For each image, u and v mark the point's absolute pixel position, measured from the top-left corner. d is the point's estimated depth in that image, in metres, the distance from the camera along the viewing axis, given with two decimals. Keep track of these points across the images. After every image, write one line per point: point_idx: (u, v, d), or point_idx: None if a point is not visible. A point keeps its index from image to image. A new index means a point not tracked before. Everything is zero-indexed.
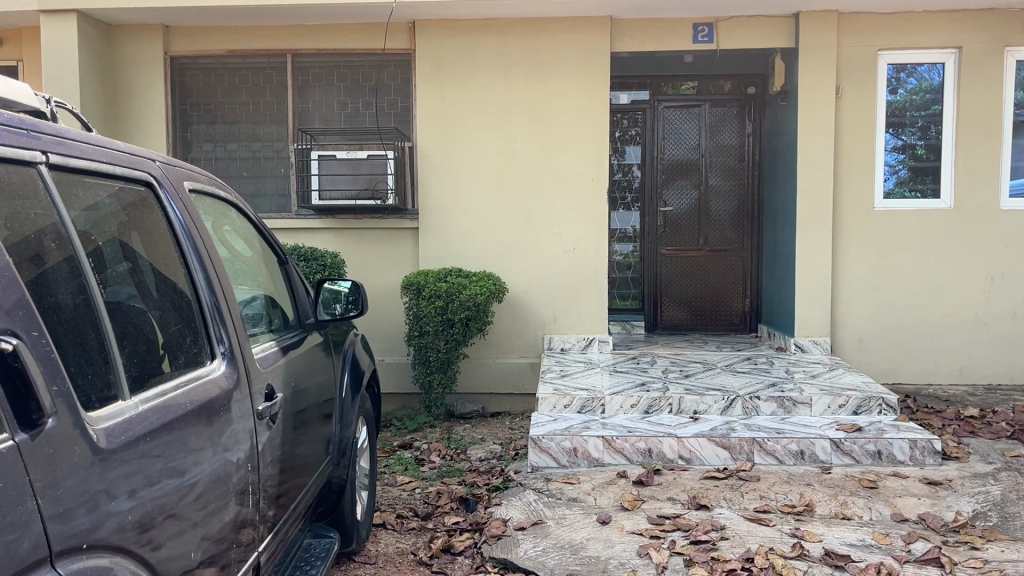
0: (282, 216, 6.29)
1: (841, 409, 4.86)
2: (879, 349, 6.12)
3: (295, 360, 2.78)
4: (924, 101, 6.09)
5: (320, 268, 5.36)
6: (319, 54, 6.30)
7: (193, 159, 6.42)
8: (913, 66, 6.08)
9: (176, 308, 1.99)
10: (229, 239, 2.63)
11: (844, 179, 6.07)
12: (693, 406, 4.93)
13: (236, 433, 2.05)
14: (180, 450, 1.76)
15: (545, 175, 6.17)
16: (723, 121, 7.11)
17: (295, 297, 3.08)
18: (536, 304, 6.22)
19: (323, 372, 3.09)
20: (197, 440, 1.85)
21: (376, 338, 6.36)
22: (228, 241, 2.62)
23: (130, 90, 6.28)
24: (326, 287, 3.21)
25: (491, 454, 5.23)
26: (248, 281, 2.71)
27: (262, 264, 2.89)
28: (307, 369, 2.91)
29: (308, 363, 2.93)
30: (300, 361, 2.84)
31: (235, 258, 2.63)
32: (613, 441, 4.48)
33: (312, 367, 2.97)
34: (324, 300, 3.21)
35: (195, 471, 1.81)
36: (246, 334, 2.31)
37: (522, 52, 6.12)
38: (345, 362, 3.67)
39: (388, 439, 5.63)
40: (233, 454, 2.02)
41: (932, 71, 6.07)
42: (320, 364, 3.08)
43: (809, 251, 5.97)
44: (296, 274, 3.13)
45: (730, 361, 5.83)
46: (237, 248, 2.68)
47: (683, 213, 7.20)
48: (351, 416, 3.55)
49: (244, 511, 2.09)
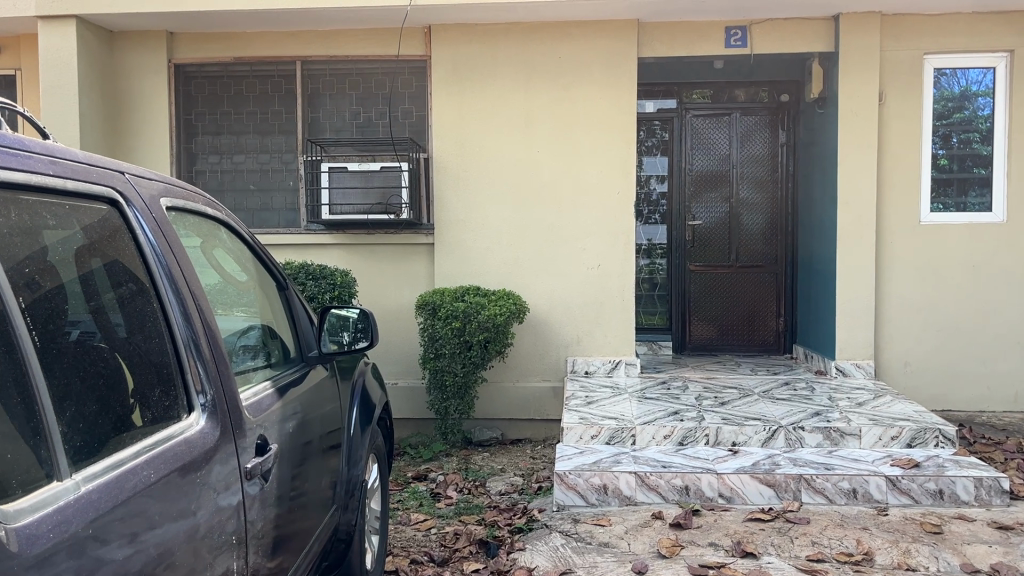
0: (291, 231, 5.98)
1: (893, 441, 4.46)
2: (927, 372, 5.72)
3: (296, 402, 2.43)
4: (945, 110, 5.71)
5: (331, 288, 5.00)
6: (331, 60, 5.99)
7: (197, 171, 6.12)
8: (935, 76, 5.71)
9: (145, 355, 1.62)
10: (219, 263, 2.26)
11: (888, 191, 5.69)
12: (731, 437, 4.55)
13: (228, 478, 1.75)
14: (171, 496, 1.52)
15: (568, 189, 5.82)
16: (754, 130, 6.75)
17: (296, 327, 2.72)
18: (558, 325, 5.85)
19: (329, 411, 2.74)
20: (179, 497, 1.55)
21: (389, 361, 6.01)
22: (218, 265, 2.26)
23: (133, 98, 5.99)
24: (333, 312, 2.89)
25: (512, 488, 4.86)
26: (241, 309, 2.36)
27: (257, 289, 2.53)
28: (312, 409, 2.55)
29: (312, 402, 2.57)
30: (302, 401, 2.49)
31: (226, 283, 2.28)
32: (647, 478, 4.12)
33: (318, 405, 2.62)
34: (330, 328, 2.87)
35: (196, 514, 1.59)
36: (232, 376, 1.93)
37: (545, 58, 5.79)
38: (353, 397, 3.32)
39: (402, 470, 5.28)
40: (226, 499, 1.72)
41: (947, 82, 5.70)
42: (327, 402, 2.72)
43: (851, 267, 5.59)
44: (297, 300, 2.78)
45: (768, 386, 5.44)
46: (228, 274, 2.33)
47: (713, 227, 6.84)
48: (361, 454, 3.20)
49: (239, 567, 1.79)
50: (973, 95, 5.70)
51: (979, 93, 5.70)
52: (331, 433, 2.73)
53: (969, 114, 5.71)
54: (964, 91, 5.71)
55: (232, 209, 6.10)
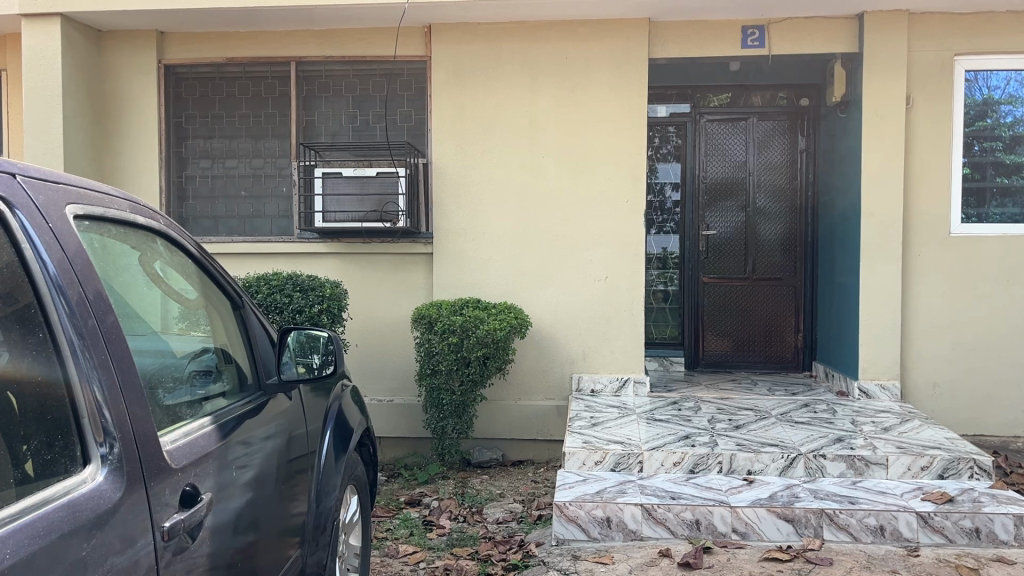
0: (284, 239, 5.70)
1: (923, 472, 4.12)
2: (956, 394, 5.35)
3: (248, 437, 2.12)
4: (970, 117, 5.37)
5: (319, 300, 4.71)
6: (327, 61, 5.72)
7: (187, 176, 5.86)
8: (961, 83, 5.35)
9: (11, 405, 1.32)
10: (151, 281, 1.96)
11: (914, 200, 5.34)
12: (746, 464, 4.22)
13: (132, 532, 1.44)
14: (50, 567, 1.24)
15: (574, 196, 5.51)
16: (772, 136, 6.42)
17: (252, 348, 2.43)
18: (563, 341, 5.54)
19: (294, 443, 2.44)
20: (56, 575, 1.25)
21: (384, 377, 5.71)
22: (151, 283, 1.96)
23: (120, 100, 5.73)
24: (302, 332, 2.60)
25: (511, 516, 4.56)
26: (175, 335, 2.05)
27: (200, 311, 2.22)
28: (269, 443, 2.25)
29: (269, 435, 2.26)
30: (257, 436, 2.18)
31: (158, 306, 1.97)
32: (654, 511, 3.79)
33: (278, 438, 2.31)
34: (296, 349, 2.58)
35: (104, 569, 1.35)
36: (152, 419, 1.61)
37: (551, 58, 5.49)
38: (326, 423, 3.01)
39: (395, 494, 4.98)
40: (129, 558, 1.42)
41: (968, 88, 5.34)
42: (290, 434, 2.42)
43: (874, 281, 5.25)
44: (253, 318, 2.48)
45: (786, 408, 5.09)
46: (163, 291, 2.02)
47: (728, 237, 6.51)
48: (333, 483, 2.89)
49: None
50: (997, 102, 5.37)
51: (1002, 100, 5.36)
52: (296, 468, 2.43)
53: (991, 122, 5.37)
54: (984, 98, 5.36)
55: (224, 215, 5.84)
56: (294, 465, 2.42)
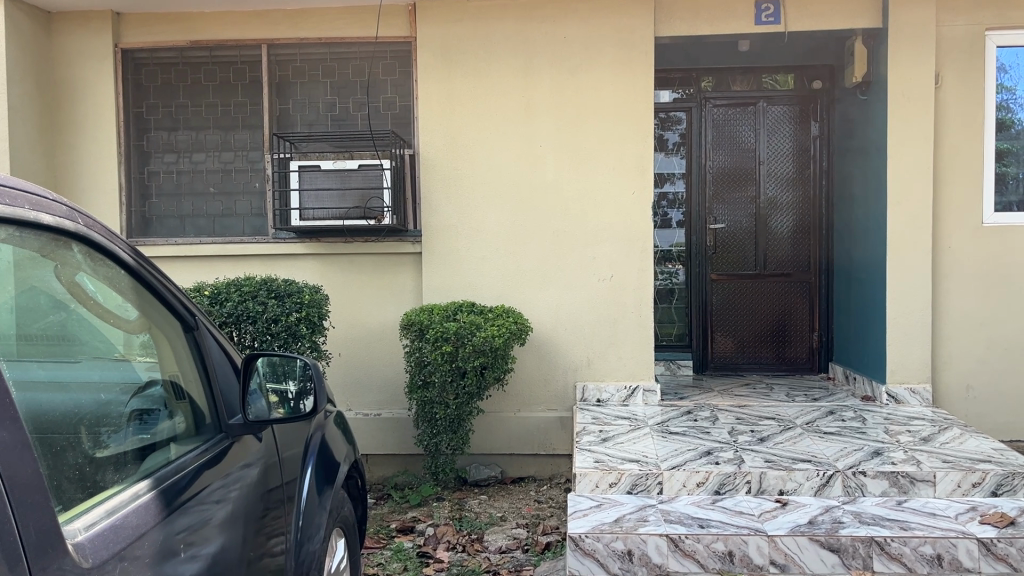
0: (257, 240, 5.21)
1: (973, 489, 3.72)
2: (991, 397, 4.95)
3: (203, 490, 1.67)
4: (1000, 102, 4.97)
5: (297, 308, 4.22)
6: (301, 44, 5.23)
7: (150, 172, 5.35)
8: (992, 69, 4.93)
9: None
10: (51, 299, 1.49)
11: (943, 188, 4.93)
12: (777, 484, 3.79)
13: None
14: None
15: (575, 188, 5.06)
16: (783, 122, 6.00)
17: (212, 380, 1.94)
18: (566, 347, 5.09)
19: (263, 476, 1.97)
20: None
21: (370, 388, 5.23)
22: (55, 302, 1.49)
23: (73, 88, 5.21)
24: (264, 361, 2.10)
25: (516, 544, 4.14)
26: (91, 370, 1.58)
27: (137, 336, 1.74)
28: (232, 489, 1.79)
29: (229, 476, 1.80)
30: (213, 482, 1.72)
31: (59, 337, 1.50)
32: (681, 542, 3.34)
33: (241, 481, 1.84)
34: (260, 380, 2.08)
35: None
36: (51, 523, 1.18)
37: (548, 37, 5.03)
38: (307, 460, 2.53)
39: (385, 520, 4.52)
40: None
41: (997, 68, 4.94)
42: (258, 469, 1.95)
43: (903, 276, 4.84)
44: (211, 340, 1.99)
45: (810, 416, 4.68)
46: (75, 311, 1.55)
47: (737, 231, 6.08)
48: (318, 528, 2.42)
49: None
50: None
51: None
52: (268, 510, 1.97)
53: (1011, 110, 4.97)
54: (1008, 83, 4.96)
55: (191, 214, 5.34)
56: (267, 502, 1.96)
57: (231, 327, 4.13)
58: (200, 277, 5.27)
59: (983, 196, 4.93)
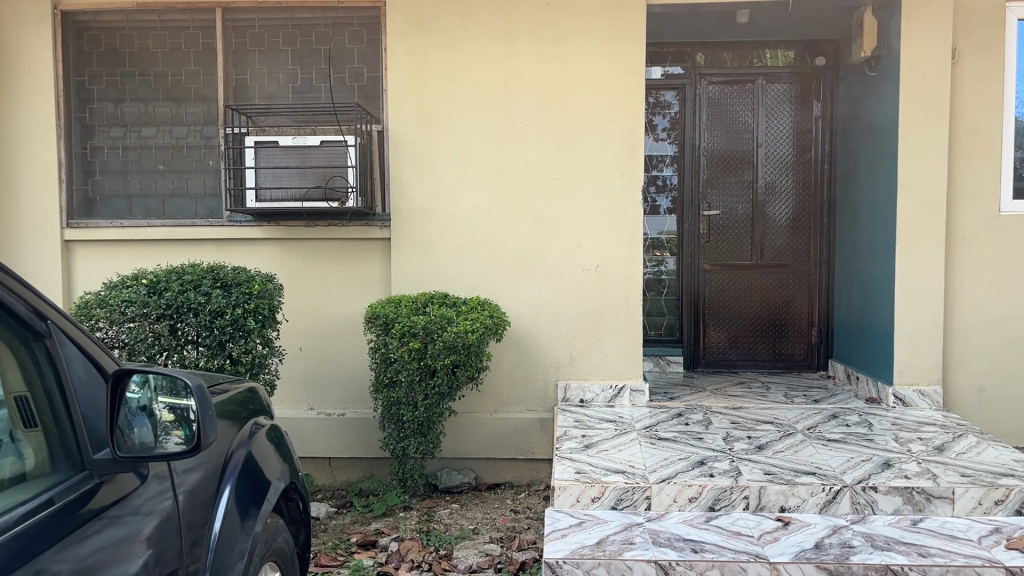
0: (209, 222, 4.77)
1: (996, 506, 3.34)
2: (1005, 401, 4.58)
3: (78, 529, 1.41)
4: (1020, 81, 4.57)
5: (246, 300, 3.81)
6: (259, 9, 4.76)
7: (93, 148, 4.89)
8: (1012, 44, 4.53)
9: None
10: None
11: (958, 172, 4.54)
12: (778, 500, 3.40)
13: None
14: None
15: (558, 170, 4.64)
16: (783, 102, 5.59)
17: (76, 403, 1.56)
18: (546, 342, 4.68)
19: (144, 528, 1.58)
20: None
21: (334, 385, 4.81)
22: None
23: (8, 54, 4.74)
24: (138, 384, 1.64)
25: (489, 561, 3.74)
26: None
27: None
28: (107, 534, 1.47)
29: (106, 519, 1.48)
30: (83, 528, 1.42)
31: None
32: (671, 569, 2.94)
33: (102, 538, 1.45)
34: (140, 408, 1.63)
35: None
36: None
37: (529, 5, 4.60)
38: (228, 481, 2.11)
39: (346, 532, 4.12)
40: None
41: (1018, 44, 4.54)
42: (134, 520, 1.56)
43: (914, 269, 4.45)
44: (71, 346, 1.59)
45: (811, 421, 4.29)
46: None
47: (733, 219, 5.69)
48: (237, 567, 2.00)
49: None
50: None
51: None
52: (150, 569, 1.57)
53: None
54: None
55: (139, 194, 4.89)
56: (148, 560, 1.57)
57: (171, 319, 3.69)
58: (148, 263, 4.82)
59: (1001, 183, 4.54)
